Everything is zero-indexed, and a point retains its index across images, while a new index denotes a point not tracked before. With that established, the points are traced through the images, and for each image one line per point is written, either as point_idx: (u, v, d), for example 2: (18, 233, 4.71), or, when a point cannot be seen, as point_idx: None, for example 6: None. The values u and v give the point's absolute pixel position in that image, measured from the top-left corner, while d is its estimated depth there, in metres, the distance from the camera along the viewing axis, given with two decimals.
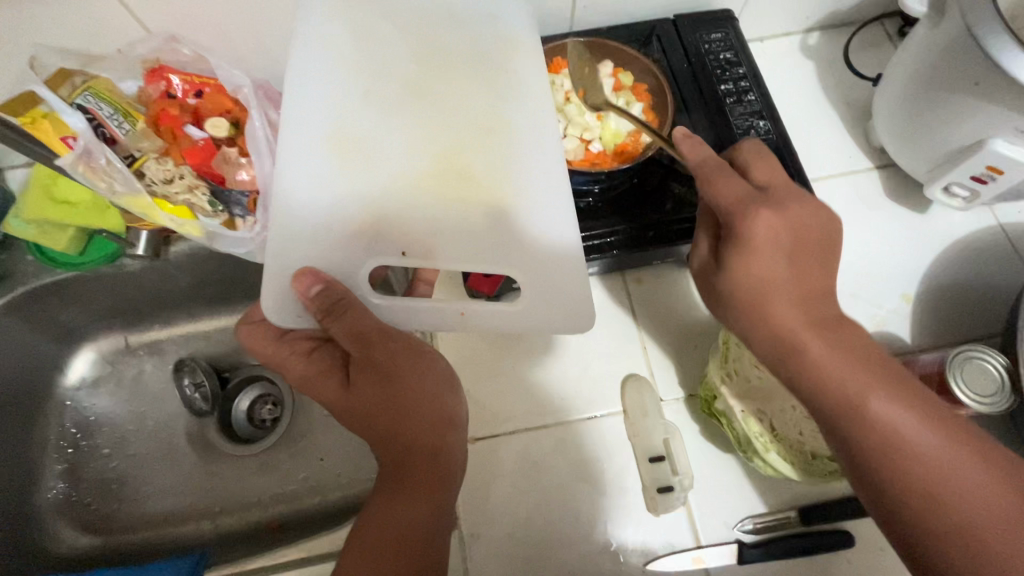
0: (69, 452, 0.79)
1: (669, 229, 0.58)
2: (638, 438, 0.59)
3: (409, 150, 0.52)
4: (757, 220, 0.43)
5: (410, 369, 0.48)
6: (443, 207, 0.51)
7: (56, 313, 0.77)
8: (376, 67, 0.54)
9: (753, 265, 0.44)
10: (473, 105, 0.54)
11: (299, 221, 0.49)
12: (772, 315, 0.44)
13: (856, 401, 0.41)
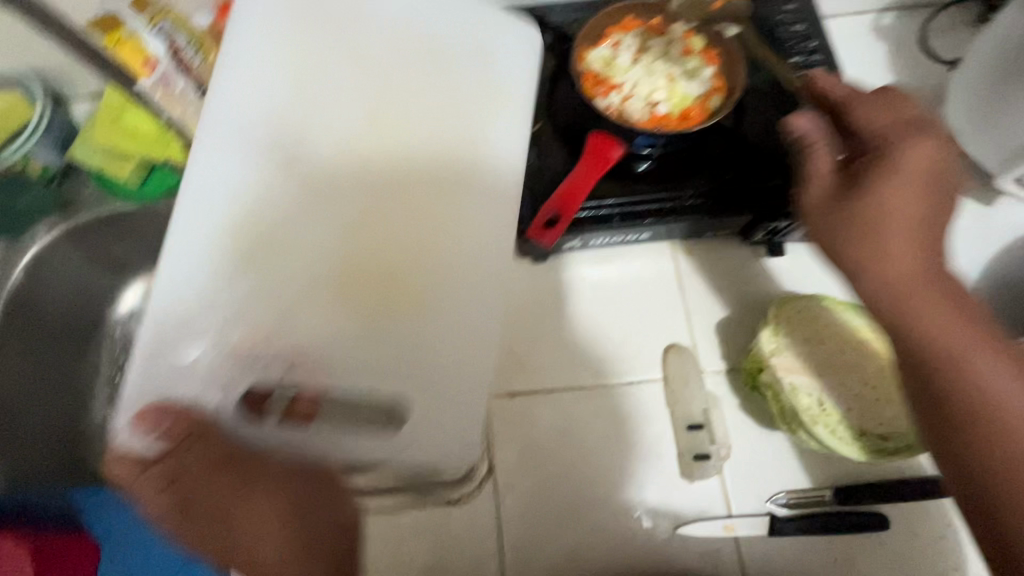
0: None
1: (727, 197, 0.58)
2: (675, 407, 0.60)
3: (306, 217, 0.50)
4: (909, 150, 0.39)
5: (249, 498, 0.43)
6: (338, 303, 0.49)
7: (109, 246, 0.77)
8: (303, 95, 0.52)
9: (889, 204, 0.39)
10: (410, 227, 0.51)
11: (176, 285, 0.48)
12: (885, 259, 0.38)
13: (959, 359, 0.37)
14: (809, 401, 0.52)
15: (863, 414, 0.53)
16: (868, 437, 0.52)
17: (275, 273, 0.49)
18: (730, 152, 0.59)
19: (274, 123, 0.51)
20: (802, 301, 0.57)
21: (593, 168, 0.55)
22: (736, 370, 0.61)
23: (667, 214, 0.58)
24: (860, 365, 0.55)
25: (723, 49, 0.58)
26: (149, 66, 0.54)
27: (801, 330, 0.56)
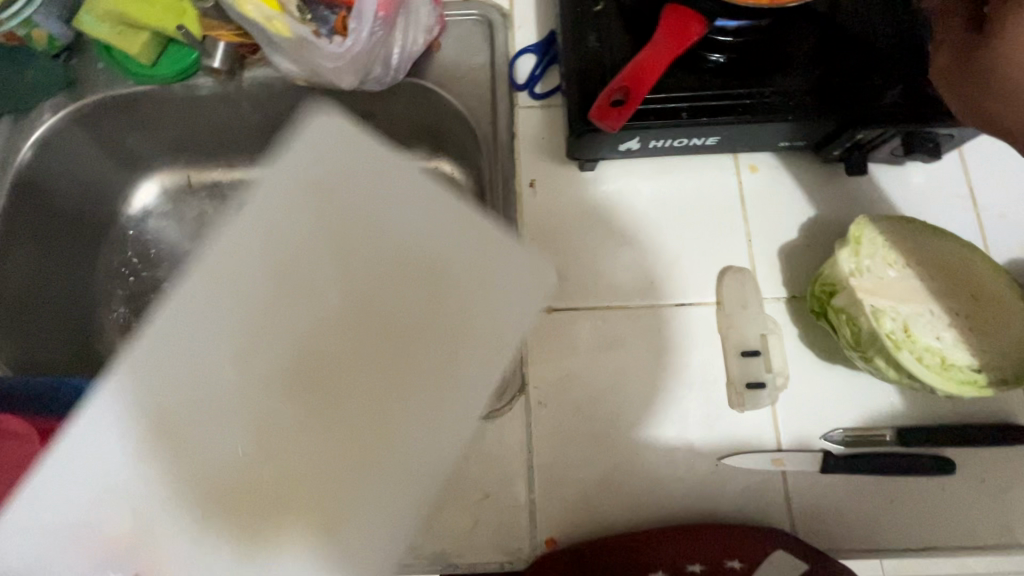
0: (131, 281, 0.79)
1: (815, 97, 0.51)
2: (729, 332, 0.55)
3: (228, 437, 0.40)
4: None
5: None
6: (219, 518, 0.39)
7: (122, 138, 0.74)
8: (300, 276, 0.42)
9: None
10: (384, 373, 0.42)
11: (91, 449, 0.39)
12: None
13: None
14: (889, 324, 0.47)
15: (954, 344, 0.47)
16: (957, 368, 0.46)
17: (200, 449, 0.40)
18: (820, 51, 0.52)
19: (293, 215, 0.43)
20: (890, 218, 0.50)
21: (673, 43, 0.47)
22: (798, 297, 0.55)
23: (742, 112, 0.51)
24: (954, 292, 0.48)
25: None
26: None
27: (885, 250, 0.49)
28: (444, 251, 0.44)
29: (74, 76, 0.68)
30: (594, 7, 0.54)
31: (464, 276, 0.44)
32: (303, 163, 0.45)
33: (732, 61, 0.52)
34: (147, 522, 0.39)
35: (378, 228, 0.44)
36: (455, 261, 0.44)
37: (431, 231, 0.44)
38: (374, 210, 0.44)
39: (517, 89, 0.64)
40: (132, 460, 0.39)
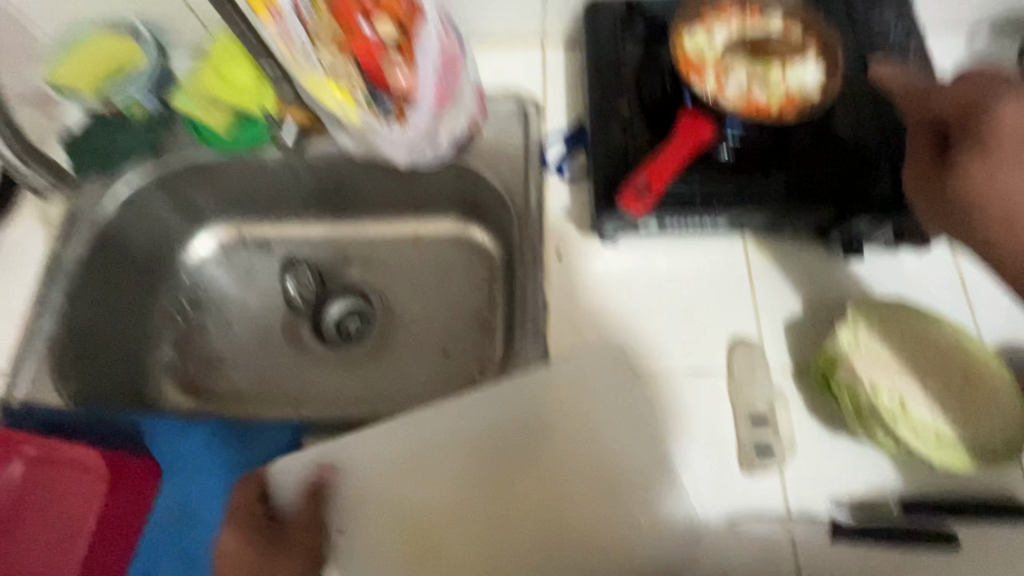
0: (181, 324, 0.85)
1: (813, 192, 0.58)
2: (739, 400, 0.59)
3: (434, 504, 0.60)
4: (1001, 109, 0.42)
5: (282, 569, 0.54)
6: (401, 541, 0.59)
7: (190, 196, 0.83)
8: (541, 436, 0.62)
9: (1010, 173, 0.41)
10: (554, 495, 0.61)
11: (366, 455, 0.61)
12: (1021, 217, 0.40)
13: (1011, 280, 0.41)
14: (889, 400, 0.51)
15: (945, 419, 0.51)
16: (948, 442, 0.50)
17: (403, 500, 0.60)
18: (818, 153, 0.60)
19: (499, 416, 0.63)
20: (884, 304, 0.55)
21: (685, 143, 0.56)
22: (803, 369, 0.60)
23: (748, 203, 0.58)
24: (944, 370, 0.53)
25: (822, 38, 0.59)
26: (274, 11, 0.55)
27: (881, 331, 0.54)
28: (639, 453, 0.60)
29: (159, 143, 0.78)
30: (620, 108, 0.63)
31: (644, 472, 0.59)
32: (593, 370, 0.62)
33: (740, 159, 0.59)
34: (381, 483, 0.60)
35: (575, 445, 0.62)
36: (635, 456, 0.60)
37: (641, 440, 0.60)
38: (554, 433, 0.63)
39: (547, 170, 0.72)
40: (396, 466, 0.61)
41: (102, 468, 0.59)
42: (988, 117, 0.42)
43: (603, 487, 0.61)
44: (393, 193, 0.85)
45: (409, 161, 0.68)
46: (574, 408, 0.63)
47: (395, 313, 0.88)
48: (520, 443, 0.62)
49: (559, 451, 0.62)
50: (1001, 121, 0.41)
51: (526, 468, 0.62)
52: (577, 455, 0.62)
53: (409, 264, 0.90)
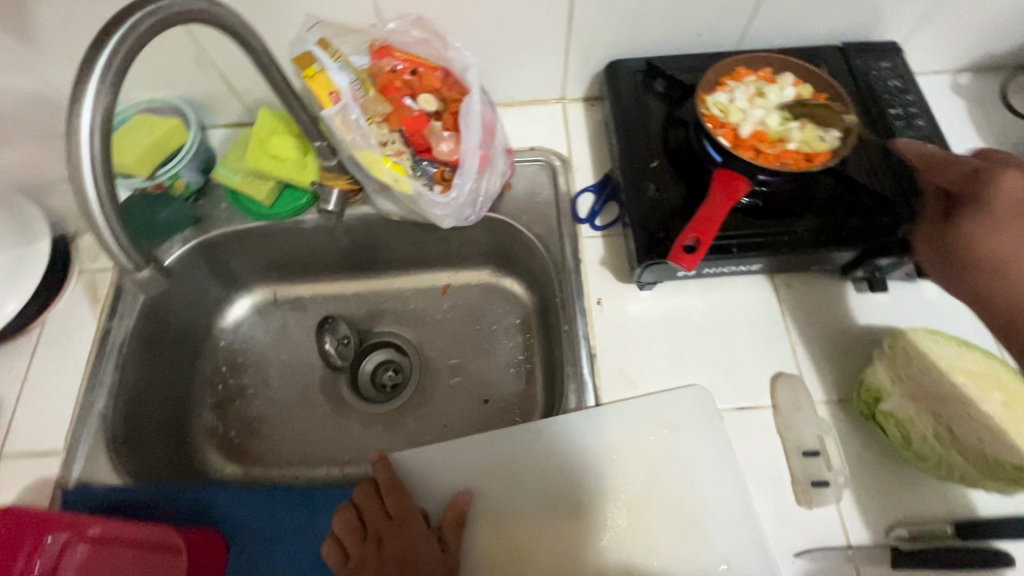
0: (220, 388, 0.86)
1: (838, 233, 0.62)
2: (789, 435, 0.61)
3: (514, 518, 0.62)
4: (1001, 179, 0.49)
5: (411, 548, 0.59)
6: (481, 550, 0.61)
7: (229, 263, 0.86)
8: (629, 457, 0.62)
9: (1002, 235, 0.48)
10: (634, 519, 0.59)
11: (452, 463, 0.65)
12: (975, 267, 0.48)
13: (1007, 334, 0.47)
14: (932, 429, 0.54)
15: (993, 443, 0.53)
16: (1000, 465, 0.52)
17: (487, 511, 0.62)
18: (837, 195, 0.64)
19: (571, 451, 0.63)
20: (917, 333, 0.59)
21: (723, 198, 0.59)
22: (846, 400, 0.62)
23: (781, 246, 0.62)
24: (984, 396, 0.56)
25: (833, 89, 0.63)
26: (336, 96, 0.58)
27: (918, 360, 0.57)
28: (714, 476, 0.60)
29: (200, 214, 0.81)
30: (650, 163, 0.67)
31: (721, 498, 0.59)
32: (674, 405, 0.64)
33: (766, 204, 0.64)
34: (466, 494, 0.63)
35: (666, 476, 0.61)
36: (713, 482, 0.60)
37: (719, 463, 0.61)
38: (630, 472, 0.62)
39: (579, 221, 0.76)
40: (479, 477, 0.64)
41: (176, 540, 0.59)
42: (993, 185, 0.49)
43: (686, 517, 0.59)
44: (426, 247, 0.88)
45: (453, 224, 0.68)
46: (646, 455, 0.62)
47: (431, 363, 0.90)
48: (592, 482, 0.62)
49: (627, 500, 0.60)
50: (1002, 187, 0.48)
51: (595, 510, 0.60)
52: (646, 507, 0.60)
53: (442, 314, 0.92)
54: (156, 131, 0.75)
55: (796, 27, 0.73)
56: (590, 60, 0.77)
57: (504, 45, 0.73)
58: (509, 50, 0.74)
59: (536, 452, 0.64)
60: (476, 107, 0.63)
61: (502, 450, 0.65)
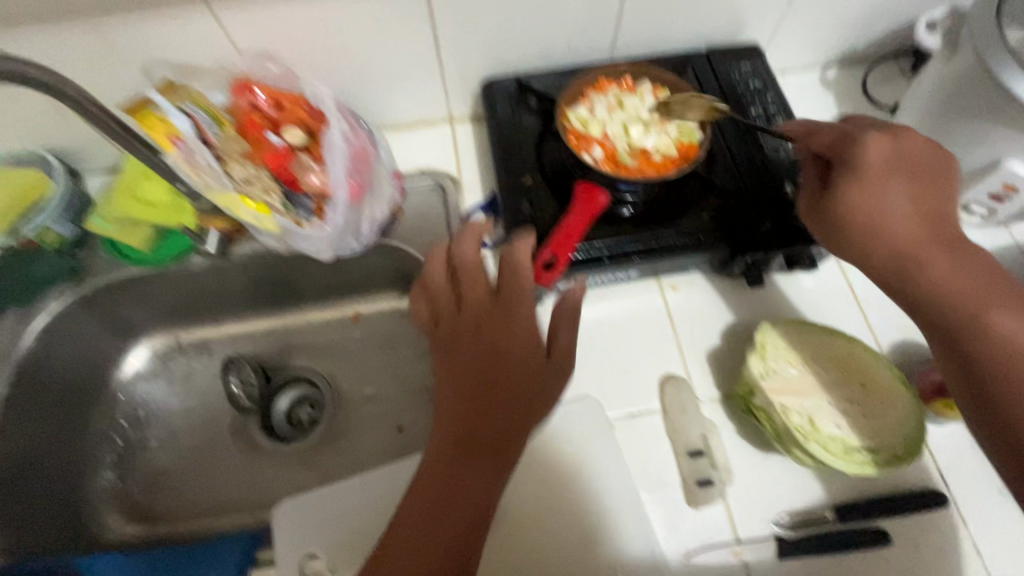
0: (120, 444, 0.82)
1: (705, 234, 0.63)
2: (678, 437, 0.61)
3: None
4: (868, 144, 0.50)
5: (505, 346, 0.57)
6: None
7: (118, 312, 0.82)
8: (521, 477, 0.61)
9: (878, 193, 0.50)
10: (525, 538, 0.60)
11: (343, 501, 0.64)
12: (844, 233, 0.51)
13: (971, 306, 0.46)
14: (800, 418, 0.54)
15: (852, 430, 0.55)
16: (856, 452, 0.54)
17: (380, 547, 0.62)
18: (704, 196, 0.65)
19: None
20: (785, 325, 0.60)
21: (585, 213, 0.60)
22: (731, 397, 0.64)
23: (644, 254, 0.63)
24: (845, 382, 0.58)
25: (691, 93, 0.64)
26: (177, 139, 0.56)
27: (784, 352, 0.58)
28: (607, 487, 0.60)
29: (78, 265, 0.77)
30: (524, 180, 0.67)
31: (614, 508, 0.59)
32: (565, 419, 0.63)
33: (638, 211, 0.65)
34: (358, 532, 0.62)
35: (560, 491, 0.61)
36: (607, 493, 0.60)
37: (608, 474, 0.61)
38: (522, 493, 0.61)
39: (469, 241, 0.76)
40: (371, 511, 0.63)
41: None
42: (854, 150, 0.51)
43: (580, 529, 0.60)
44: (328, 278, 0.87)
45: (333, 256, 0.67)
46: (542, 475, 0.61)
47: (346, 395, 0.88)
48: None
49: (521, 520, 0.60)
50: (868, 153, 0.50)
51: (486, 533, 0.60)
52: (539, 524, 0.60)
53: (354, 343, 0.90)
54: (15, 186, 0.72)
55: (660, 36, 0.76)
56: (469, 80, 0.77)
57: (377, 72, 0.72)
58: (383, 75, 0.73)
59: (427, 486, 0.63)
60: (336, 137, 0.63)
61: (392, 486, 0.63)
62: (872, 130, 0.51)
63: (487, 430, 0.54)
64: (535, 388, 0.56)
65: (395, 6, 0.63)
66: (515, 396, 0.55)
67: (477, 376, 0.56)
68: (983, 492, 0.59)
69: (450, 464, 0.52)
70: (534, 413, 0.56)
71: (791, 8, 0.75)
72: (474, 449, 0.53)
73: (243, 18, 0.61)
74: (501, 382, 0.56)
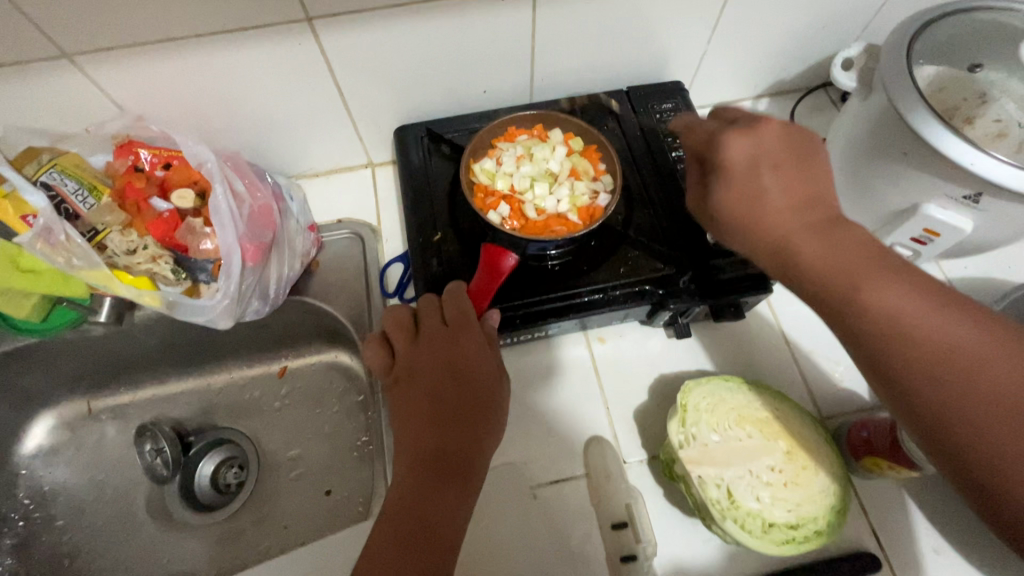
0: (20, 525, 0.76)
1: (622, 290, 0.60)
2: (602, 507, 0.58)
3: None
4: (729, 143, 0.43)
5: (469, 364, 0.52)
6: None
7: (16, 383, 0.77)
8: None
9: (747, 187, 0.42)
10: None
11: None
12: (724, 232, 0.45)
13: (854, 294, 0.38)
14: (717, 489, 0.51)
15: (772, 503, 0.52)
16: (776, 530, 0.51)
17: None
18: (622, 249, 0.63)
19: None
20: (710, 385, 0.58)
21: (490, 278, 0.57)
22: (657, 457, 0.61)
23: (557, 312, 0.60)
24: (768, 448, 0.55)
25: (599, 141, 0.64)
26: (28, 219, 0.53)
27: (706, 417, 0.55)
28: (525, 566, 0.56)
29: None
30: (434, 235, 0.64)
31: None
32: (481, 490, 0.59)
33: (554, 268, 0.62)
34: None
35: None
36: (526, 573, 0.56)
37: (526, 550, 0.56)
38: None
39: (387, 296, 0.72)
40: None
41: None
42: (717, 152, 0.43)
43: None
44: (248, 334, 0.81)
45: (231, 324, 0.62)
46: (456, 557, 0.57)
47: (269, 458, 0.81)
48: None
49: None
50: (731, 152, 0.42)
51: None
52: None
53: (280, 401, 0.84)
54: None
55: (579, 76, 0.73)
56: (383, 127, 0.74)
57: (280, 122, 0.68)
58: (288, 125, 0.69)
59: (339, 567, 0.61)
60: (220, 196, 0.59)
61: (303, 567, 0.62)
62: (731, 128, 0.43)
63: (455, 448, 0.48)
64: (494, 397, 0.51)
65: (286, 59, 0.59)
66: (479, 409, 0.50)
67: (443, 400, 0.50)
68: (923, 553, 0.56)
69: (422, 491, 0.45)
70: (497, 425, 0.51)
71: (711, 45, 0.73)
72: (445, 470, 0.46)
73: (118, 76, 0.56)
74: (469, 403, 0.50)
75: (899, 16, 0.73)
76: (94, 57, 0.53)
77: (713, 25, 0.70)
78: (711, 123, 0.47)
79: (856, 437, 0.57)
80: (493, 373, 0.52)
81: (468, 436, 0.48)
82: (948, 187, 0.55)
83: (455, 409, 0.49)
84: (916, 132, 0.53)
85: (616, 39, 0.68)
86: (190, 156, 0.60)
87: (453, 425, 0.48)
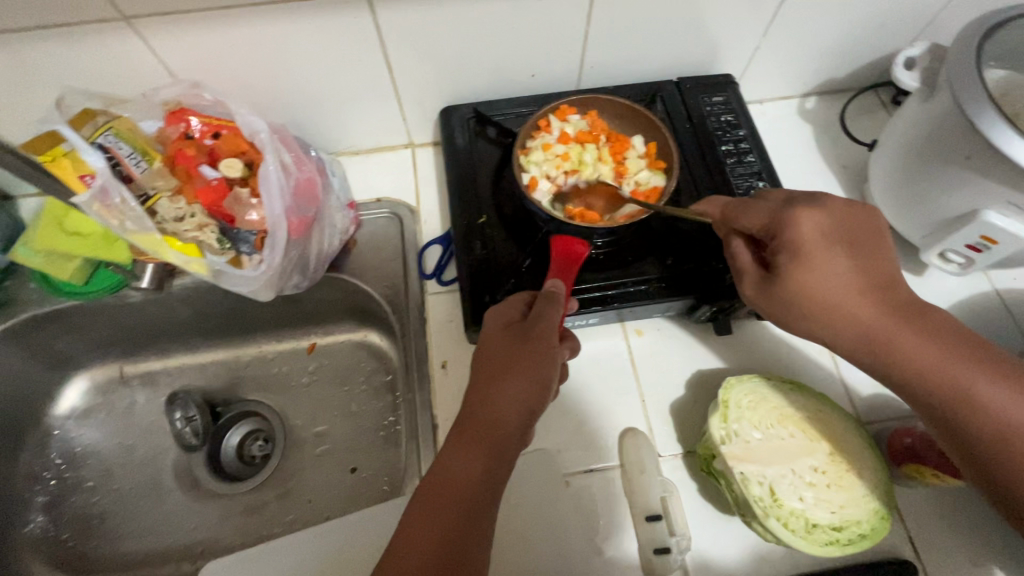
0: (53, 484, 0.78)
1: (668, 282, 0.60)
2: (637, 499, 0.57)
3: None
4: (802, 221, 0.46)
5: (518, 348, 0.49)
6: None
7: (55, 346, 0.78)
8: None
9: (821, 276, 0.46)
10: None
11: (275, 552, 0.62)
12: (807, 317, 0.47)
13: (953, 388, 0.43)
14: (760, 486, 0.51)
15: (815, 504, 0.52)
16: (818, 531, 0.51)
17: None
18: (667, 241, 0.63)
19: None
20: (752, 382, 0.57)
21: (563, 264, 0.57)
22: (692, 452, 0.61)
23: (604, 302, 0.59)
24: (811, 448, 0.55)
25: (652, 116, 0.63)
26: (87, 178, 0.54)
27: (749, 414, 0.55)
28: (558, 551, 0.56)
29: (5, 297, 0.72)
30: (479, 218, 0.64)
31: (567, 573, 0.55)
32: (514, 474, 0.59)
33: (598, 257, 0.62)
34: None
35: (505, 558, 0.56)
36: (559, 558, 0.56)
37: (559, 536, 0.56)
38: None
39: (424, 277, 0.71)
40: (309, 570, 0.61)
41: None
42: (789, 232, 0.47)
43: None
44: (281, 309, 0.81)
45: (271, 296, 0.62)
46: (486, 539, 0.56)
47: (295, 432, 0.82)
48: None
49: None
50: (803, 235, 0.46)
51: None
52: None
53: (308, 376, 0.85)
54: None
55: (629, 64, 0.72)
56: (427, 107, 0.73)
57: (327, 96, 0.68)
58: (334, 100, 0.69)
59: (369, 543, 0.61)
60: (271, 169, 0.58)
61: (335, 538, 0.62)
62: (804, 205, 0.47)
63: (490, 416, 0.46)
64: (535, 360, 0.48)
65: (341, 32, 0.59)
66: (513, 372, 0.48)
67: (487, 378, 0.48)
68: (960, 563, 0.55)
69: (452, 453, 0.45)
70: (534, 395, 0.47)
71: (765, 40, 0.72)
72: (473, 434, 0.46)
73: (173, 42, 0.56)
74: (500, 374, 0.48)
75: (960, 17, 0.72)
76: (150, 21, 0.53)
77: (769, 19, 0.68)
78: (769, 199, 0.50)
79: (898, 445, 0.56)
80: (530, 340, 0.49)
81: (504, 412, 0.46)
82: (1012, 193, 0.53)
83: (491, 384, 0.47)
84: (982, 135, 0.51)
85: (671, 29, 0.67)
86: (244, 127, 0.60)
87: (488, 407, 0.47)
